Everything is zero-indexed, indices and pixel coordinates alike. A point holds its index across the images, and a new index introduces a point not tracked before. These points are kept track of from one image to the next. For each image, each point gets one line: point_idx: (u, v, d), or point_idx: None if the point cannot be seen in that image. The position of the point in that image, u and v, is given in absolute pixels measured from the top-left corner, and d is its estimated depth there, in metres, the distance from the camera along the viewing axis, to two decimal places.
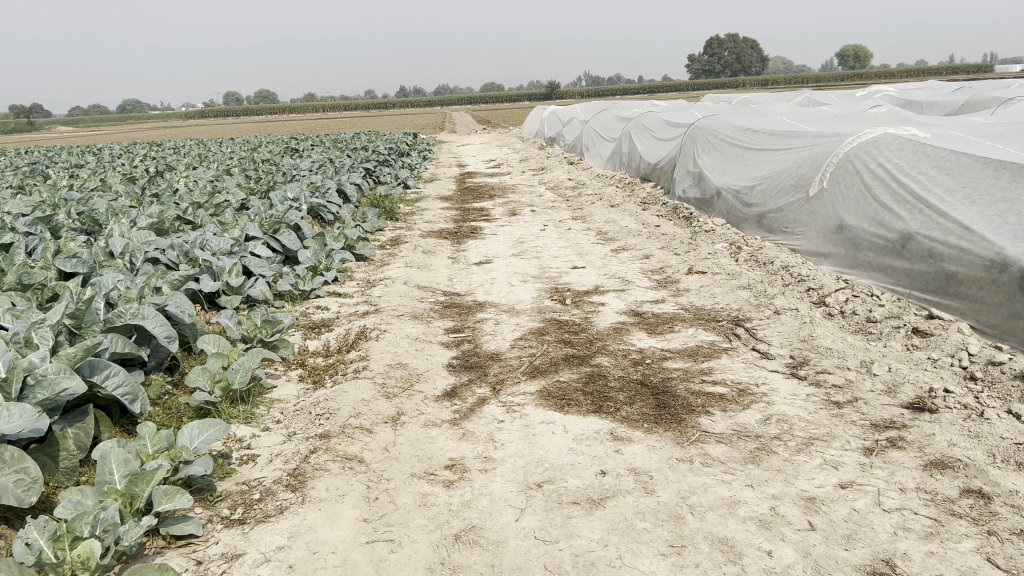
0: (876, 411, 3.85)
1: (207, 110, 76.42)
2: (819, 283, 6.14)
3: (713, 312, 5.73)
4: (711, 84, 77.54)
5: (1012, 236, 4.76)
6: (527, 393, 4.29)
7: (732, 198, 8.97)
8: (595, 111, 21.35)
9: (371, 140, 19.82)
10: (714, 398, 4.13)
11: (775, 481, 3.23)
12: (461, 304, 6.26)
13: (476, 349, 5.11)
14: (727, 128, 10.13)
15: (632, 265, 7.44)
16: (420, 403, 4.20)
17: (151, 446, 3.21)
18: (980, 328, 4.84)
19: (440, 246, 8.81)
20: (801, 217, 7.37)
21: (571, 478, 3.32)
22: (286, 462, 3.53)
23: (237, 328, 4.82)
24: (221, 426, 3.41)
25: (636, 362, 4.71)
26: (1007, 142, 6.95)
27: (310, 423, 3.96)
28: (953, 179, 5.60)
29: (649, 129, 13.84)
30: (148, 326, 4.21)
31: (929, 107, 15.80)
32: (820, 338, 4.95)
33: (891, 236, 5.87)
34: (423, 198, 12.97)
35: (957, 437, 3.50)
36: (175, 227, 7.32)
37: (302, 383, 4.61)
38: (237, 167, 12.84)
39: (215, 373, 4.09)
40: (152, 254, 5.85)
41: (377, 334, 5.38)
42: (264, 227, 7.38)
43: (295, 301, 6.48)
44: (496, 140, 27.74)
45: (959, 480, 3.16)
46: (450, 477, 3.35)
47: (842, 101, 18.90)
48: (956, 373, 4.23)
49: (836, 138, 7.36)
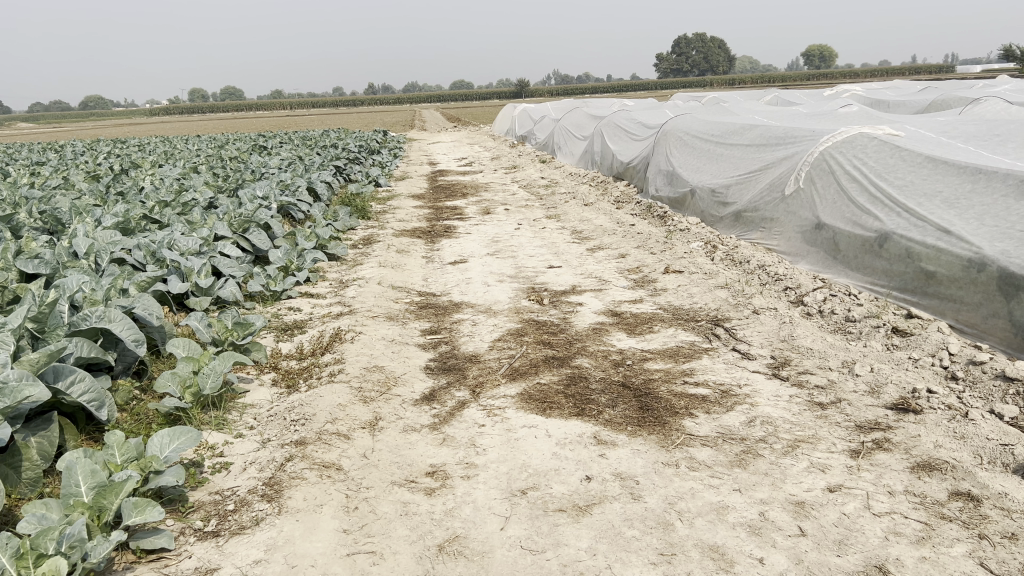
0: (861, 412, 3.82)
1: (173, 107, 75.33)
2: (796, 282, 6.12)
3: (692, 311, 5.68)
4: (679, 84, 78.01)
5: (989, 237, 4.77)
6: (507, 396, 4.20)
7: (707, 197, 8.95)
8: (566, 109, 21.32)
9: (341, 138, 19.62)
10: (698, 400, 4.07)
11: (762, 485, 3.18)
12: (437, 305, 6.17)
13: (454, 351, 5.02)
14: (701, 126, 10.13)
15: (609, 264, 7.39)
16: (398, 407, 4.10)
17: (119, 456, 3.09)
18: (959, 327, 4.85)
19: (414, 246, 8.70)
20: (777, 216, 7.36)
21: (556, 484, 3.24)
22: (260, 470, 3.42)
23: (207, 331, 4.67)
24: (194, 434, 3.28)
25: (616, 363, 4.65)
26: (978, 142, 7.01)
27: (284, 429, 3.84)
28: (930, 181, 5.62)
29: (621, 127, 13.81)
30: (115, 329, 4.07)
31: (896, 105, 15.98)
32: (801, 337, 4.92)
33: (869, 235, 5.87)
34: (395, 197, 12.83)
35: (943, 439, 3.48)
36: (142, 226, 7.14)
37: (276, 387, 4.48)
38: (204, 165, 12.63)
39: (185, 378, 3.95)
40: (118, 255, 5.69)
41: (352, 336, 5.27)
42: (233, 226, 7.22)
43: (267, 302, 6.34)
44: (467, 138, 27.60)
45: (947, 483, 3.13)
46: (432, 485, 3.26)
47: (811, 100, 19.07)
48: (937, 373, 4.22)
49: (811, 137, 7.37)
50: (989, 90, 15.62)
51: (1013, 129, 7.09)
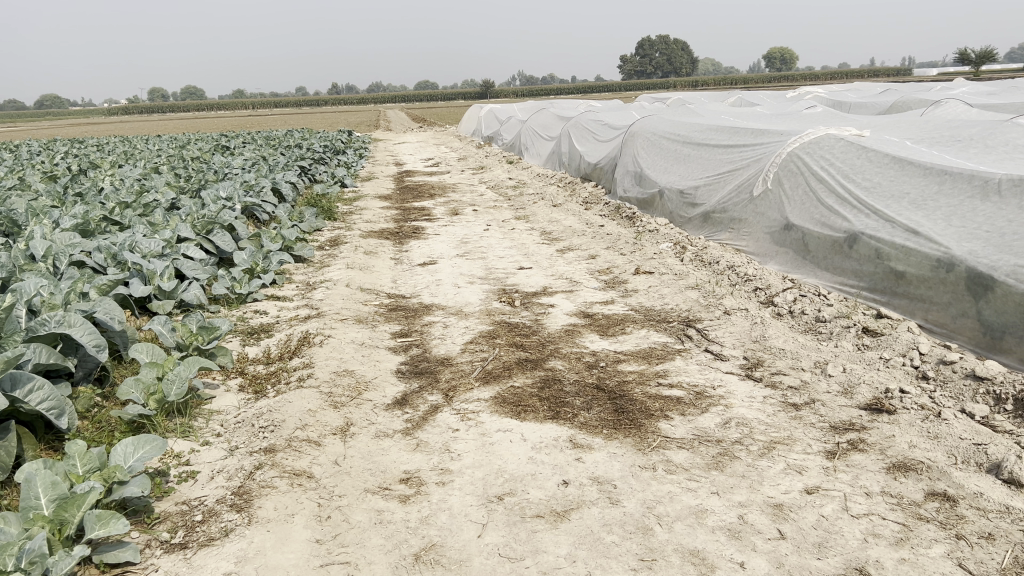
0: (835, 413, 3.82)
1: (132, 107, 74.03)
2: (765, 283, 6.14)
3: (663, 313, 5.67)
4: (643, 85, 78.47)
5: (957, 237, 4.82)
6: (481, 400, 4.15)
7: (675, 198, 8.96)
8: (533, 110, 21.32)
9: (306, 138, 19.39)
10: (672, 402, 4.05)
11: (740, 488, 3.16)
12: (407, 307, 6.09)
13: (426, 354, 4.95)
14: (668, 127, 10.16)
15: (579, 265, 7.37)
16: (370, 412, 4.03)
17: (81, 467, 2.99)
18: (928, 327, 4.89)
19: (382, 247, 8.61)
20: (746, 217, 7.39)
21: (532, 489, 3.19)
22: (229, 479, 3.33)
23: (171, 336, 4.54)
24: (159, 443, 3.19)
25: (590, 365, 4.62)
26: (942, 143, 7.10)
27: (253, 436, 3.74)
28: (897, 182, 5.67)
29: (588, 129, 13.82)
30: (75, 335, 3.96)
31: (858, 108, 16.22)
32: (773, 338, 4.92)
33: (838, 236, 5.90)
34: (361, 197, 12.70)
35: (917, 439, 3.49)
36: (102, 228, 6.97)
37: (243, 393, 4.38)
38: (166, 165, 12.39)
39: (149, 385, 3.84)
40: (78, 257, 5.54)
41: (321, 339, 5.17)
42: (196, 227, 7.07)
43: (232, 305, 6.21)
44: (433, 139, 27.47)
45: (923, 483, 3.14)
46: (406, 492, 3.19)
47: (774, 102, 19.33)
48: (908, 373, 4.24)
49: (778, 137, 7.41)
50: (948, 94, 16.07)
51: (975, 131, 7.20)
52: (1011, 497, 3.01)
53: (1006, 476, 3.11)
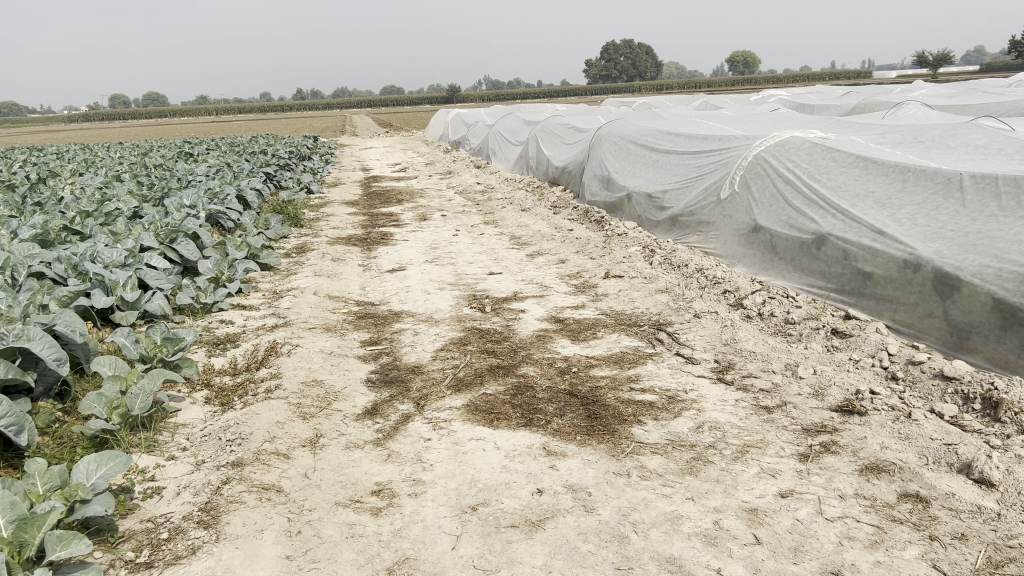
0: (806, 415, 3.83)
1: (93, 113, 72.85)
2: (734, 285, 6.16)
3: (634, 316, 5.67)
4: (610, 89, 78.90)
5: (922, 237, 4.88)
6: (452, 408, 4.10)
7: (643, 202, 8.98)
8: (500, 114, 21.33)
9: (271, 144, 19.16)
10: (645, 406, 4.03)
11: (714, 493, 3.15)
12: (377, 314, 6.02)
13: (396, 362, 4.89)
14: (634, 130, 10.20)
15: (549, 269, 7.35)
16: (340, 423, 3.97)
17: (42, 485, 2.90)
18: (895, 327, 4.94)
19: (350, 254, 8.51)
20: (714, 220, 7.42)
21: (506, 499, 3.15)
22: (195, 495, 3.25)
23: (134, 348, 4.44)
24: (123, 459, 3.11)
25: (562, 371, 4.60)
26: (906, 144, 7.18)
27: (220, 450, 3.66)
28: (861, 182, 5.74)
29: (556, 133, 13.83)
30: (35, 348, 3.87)
31: (819, 109, 16.41)
32: (743, 341, 4.93)
33: (805, 237, 5.94)
34: (329, 203, 12.59)
35: (889, 440, 3.51)
36: (62, 238, 6.82)
37: (209, 405, 4.29)
38: (127, 173, 12.18)
39: (112, 400, 3.74)
40: (37, 269, 5.42)
41: (289, 349, 5.09)
42: (159, 236, 6.95)
43: (197, 315, 6.09)
44: (400, 144, 27.30)
45: (896, 485, 3.15)
46: (378, 504, 3.14)
47: (738, 104, 19.49)
48: (878, 374, 4.27)
49: (744, 140, 7.46)
50: (909, 94, 16.31)
51: (936, 132, 7.31)
52: (983, 497, 3.03)
53: (977, 476, 3.13)
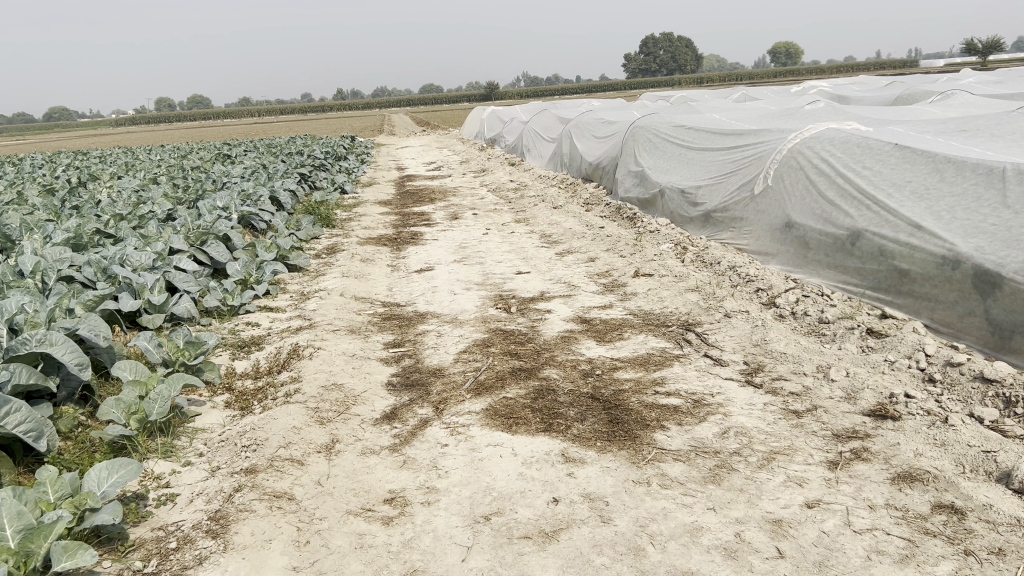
0: (837, 420, 3.68)
1: (139, 116, 74.25)
2: (768, 283, 5.99)
3: (663, 317, 5.53)
4: (648, 83, 78.25)
5: (962, 232, 4.69)
6: (472, 412, 4.02)
7: (676, 198, 8.82)
8: (535, 111, 21.25)
9: (307, 145, 19.30)
10: (669, 411, 3.91)
11: (737, 503, 3.02)
12: (402, 316, 5.97)
13: (418, 364, 4.83)
14: (668, 125, 10.03)
15: (577, 268, 7.24)
16: (357, 428, 3.91)
17: (52, 494, 2.88)
18: (934, 327, 4.76)
19: (379, 254, 8.49)
20: (747, 216, 7.25)
21: (521, 508, 3.07)
22: (207, 502, 3.21)
23: (157, 351, 4.42)
24: (134, 467, 3.08)
25: (586, 374, 4.49)
26: (947, 135, 6.93)
27: (235, 456, 3.63)
28: (897, 172, 5.55)
29: (589, 129, 13.69)
30: (56, 353, 3.87)
31: (860, 101, 16.07)
32: (773, 341, 4.77)
33: (840, 233, 5.77)
34: (362, 204, 12.60)
35: (923, 447, 3.35)
36: (95, 241, 6.89)
37: (228, 410, 4.27)
38: (165, 176, 12.32)
39: (131, 405, 3.71)
40: (67, 272, 5.46)
41: (311, 351, 5.06)
42: (190, 239, 6.98)
43: (224, 318, 6.09)
44: (435, 143, 27.34)
45: (930, 495, 3.00)
46: (390, 513, 3.07)
47: (775, 97, 19.16)
48: (914, 376, 4.10)
49: (779, 134, 7.28)
50: (954, 83, 15.90)
51: (979, 122, 7.04)
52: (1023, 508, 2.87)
53: (1017, 487, 2.97)
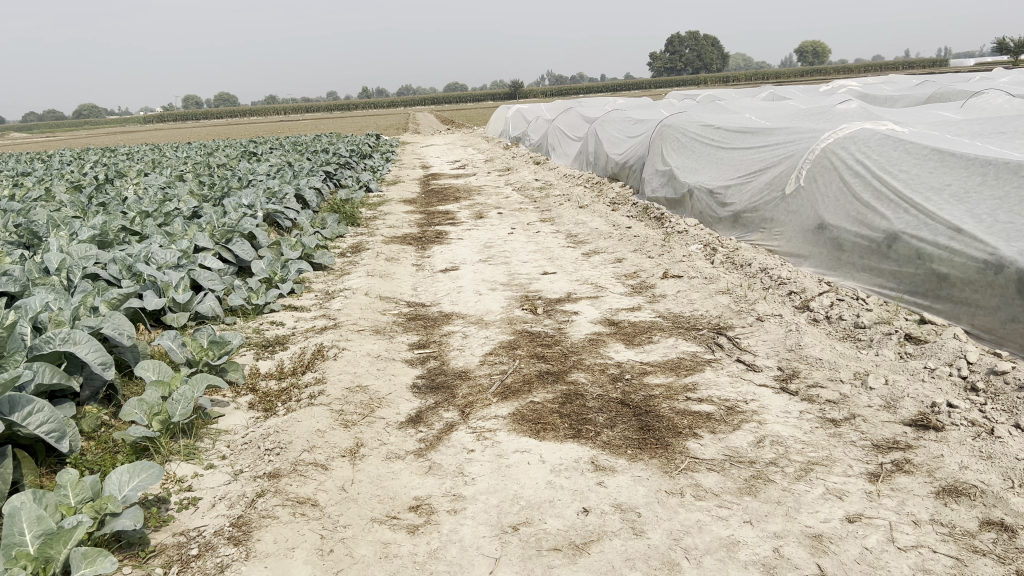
0: (877, 430, 3.55)
1: (166, 114, 74.92)
2: (800, 286, 5.85)
3: (693, 320, 5.41)
4: (674, 83, 77.93)
5: (1004, 236, 4.54)
6: (498, 417, 3.94)
7: (704, 198, 8.69)
8: (561, 110, 21.15)
9: (333, 143, 19.35)
10: (702, 418, 3.80)
11: (775, 516, 2.91)
12: (427, 316, 5.90)
13: (443, 366, 4.76)
14: (696, 125, 9.88)
15: (605, 269, 7.14)
16: (381, 432, 3.84)
17: (73, 497, 2.83)
18: (975, 333, 4.61)
19: (404, 253, 8.43)
20: (778, 216, 7.10)
21: (550, 518, 2.97)
22: (230, 507, 3.15)
23: (180, 351, 4.38)
24: (155, 471, 3.02)
25: (615, 378, 4.38)
26: (986, 136, 6.75)
27: (258, 460, 3.57)
28: (936, 175, 5.39)
29: (615, 129, 13.57)
30: (79, 352, 3.83)
31: (890, 100, 15.83)
32: (808, 347, 4.64)
33: (875, 236, 5.63)
34: (386, 202, 12.55)
35: (969, 459, 3.22)
36: (121, 239, 6.89)
37: (252, 411, 4.21)
38: (191, 173, 12.39)
39: (153, 406, 3.65)
40: (92, 270, 5.43)
41: (336, 352, 5.00)
42: (215, 237, 6.96)
43: (248, 317, 6.04)
44: (460, 141, 27.26)
45: (977, 511, 2.87)
46: (415, 521, 2.99)
47: (804, 96, 18.95)
48: (956, 384, 3.96)
49: (811, 133, 7.13)
50: (988, 82, 15.61)
51: (1019, 123, 6.86)
52: None
53: None
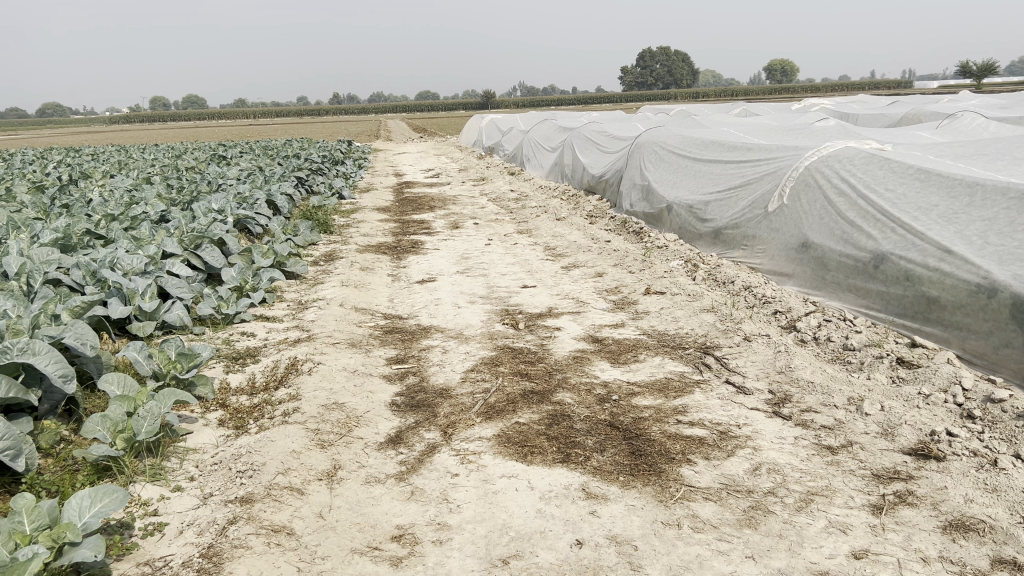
0: (876, 459, 3.44)
1: (133, 115, 73.90)
2: (786, 305, 5.76)
3: (679, 338, 5.29)
4: (647, 97, 78.64)
5: (997, 259, 4.47)
6: (483, 439, 3.77)
7: (683, 213, 8.61)
8: (536, 120, 21.07)
9: (305, 148, 19.04)
10: (694, 443, 3.67)
11: (778, 551, 2.78)
12: (404, 329, 5.72)
13: (423, 383, 4.58)
14: (675, 139, 9.82)
15: (585, 284, 7.00)
16: (360, 453, 3.65)
17: (28, 524, 2.60)
18: (966, 358, 4.54)
19: (379, 262, 8.23)
20: (760, 234, 7.02)
21: (542, 551, 2.81)
22: (199, 535, 2.95)
23: (147, 363, 4.15)
24: (120, 495, 2.81)
25: (602, 399, 4.23)
26: (968, 158, 6.73)
27: (228, 483, 3.36)
28: (923, 195, 5.33)
29: (592, 141, 13.48)
30: (39, 363, 3.59)
31: (864, 119, 15.97)
32: (799, 369, 4.53)
33: (862, 256, 5.55)
34: (360, 209, 12.33)
35: (974, 492, 3.11)
36: (85, 243, 6.61)
37: (222, 428, 3.99)
38: (158, 175, 12.09)
39: (118, 422, 3.42)
40: (54, 275, 5.17)
41: (310, 366, 4.79)
42: (184, 243, 6.70)
43: (217, 326, 5.80)
44: (434, 149, 27.10)
45: (987, 548, 2.76)
46: (398, 553, 2.81)
47: (778, 113, 19.08)
48: (951, 412, 3.87)
49: (794, 150, 7.06)
50: (959, 104, 15.80)
51: (1000, 145, 6.87)
52: None
53: None
